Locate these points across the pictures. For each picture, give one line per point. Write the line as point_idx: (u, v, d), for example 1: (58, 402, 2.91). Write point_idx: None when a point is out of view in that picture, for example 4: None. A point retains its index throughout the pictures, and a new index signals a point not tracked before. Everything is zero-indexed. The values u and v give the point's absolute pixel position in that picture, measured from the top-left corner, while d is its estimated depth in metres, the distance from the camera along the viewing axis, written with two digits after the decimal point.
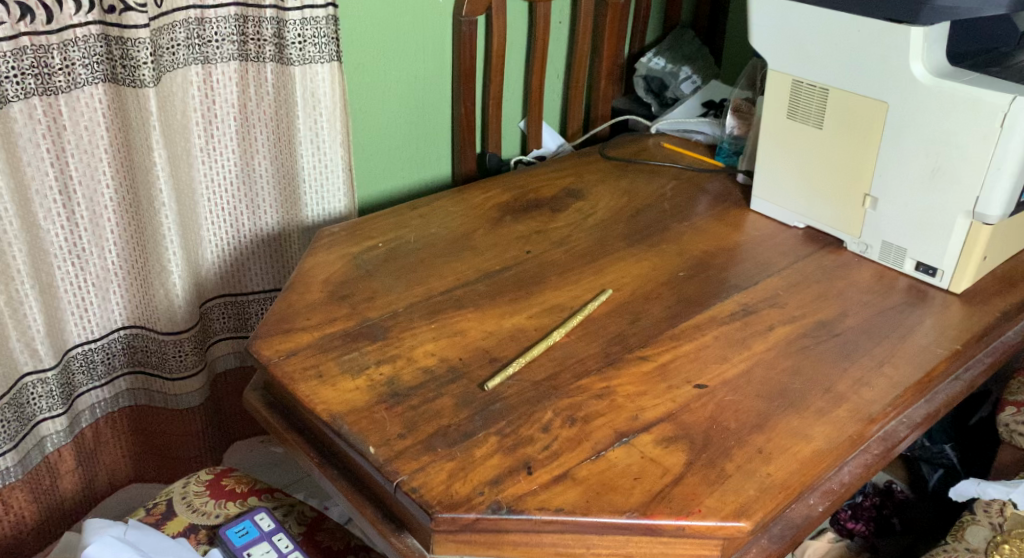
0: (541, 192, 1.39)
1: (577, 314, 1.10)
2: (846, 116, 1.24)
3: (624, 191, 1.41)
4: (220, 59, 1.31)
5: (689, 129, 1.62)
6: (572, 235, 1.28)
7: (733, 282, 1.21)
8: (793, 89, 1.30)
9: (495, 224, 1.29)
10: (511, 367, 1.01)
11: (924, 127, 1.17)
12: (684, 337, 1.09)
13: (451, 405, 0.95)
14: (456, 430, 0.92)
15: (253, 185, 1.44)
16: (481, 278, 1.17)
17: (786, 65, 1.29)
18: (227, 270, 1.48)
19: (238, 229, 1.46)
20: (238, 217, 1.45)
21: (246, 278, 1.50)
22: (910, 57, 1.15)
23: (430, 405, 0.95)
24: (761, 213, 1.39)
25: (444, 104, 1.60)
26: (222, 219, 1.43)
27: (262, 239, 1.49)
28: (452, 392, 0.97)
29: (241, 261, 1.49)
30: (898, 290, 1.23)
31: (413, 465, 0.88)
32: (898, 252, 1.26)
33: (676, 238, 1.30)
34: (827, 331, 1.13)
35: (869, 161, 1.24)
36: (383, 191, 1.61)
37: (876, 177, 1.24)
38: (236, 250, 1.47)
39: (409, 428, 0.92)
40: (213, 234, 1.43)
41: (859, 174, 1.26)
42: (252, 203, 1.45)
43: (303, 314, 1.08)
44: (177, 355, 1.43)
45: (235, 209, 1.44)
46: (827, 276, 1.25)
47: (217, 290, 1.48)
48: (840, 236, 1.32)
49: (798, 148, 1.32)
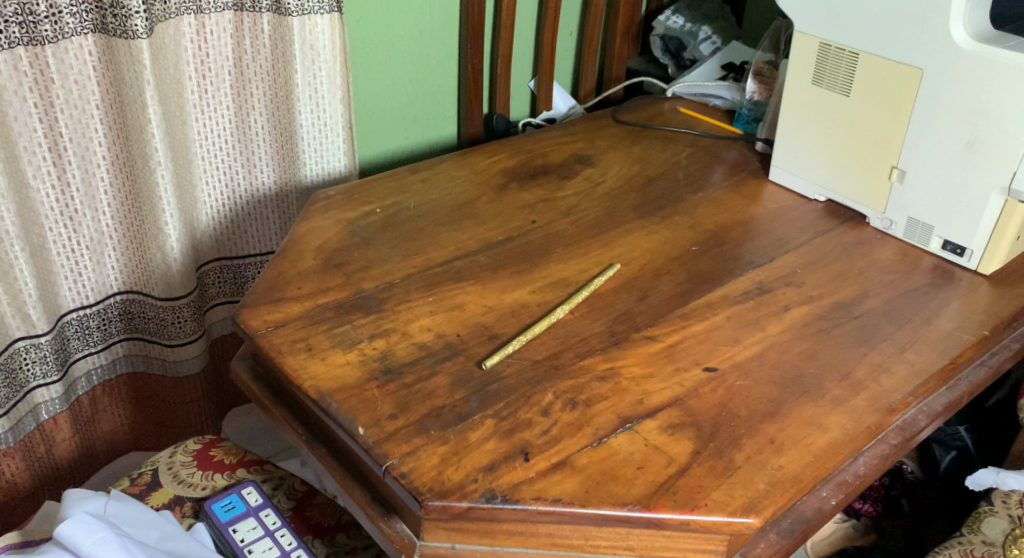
0: (549, 157, 1.33)
1: (582, 290, 1.05)
2: (876, 82, 1.17)
3: (636, 158, 1.35)
4: (213, 8, 1.25)
5: (708, 93, 1.55)
6: (579, 205, 1.22)
7: (748, 258, 1.16)
8: (820, 54, 1.23)
9: (500, 191, 1.23)
10: (512, 345, 0.96)
11: (960, 96, 1.10)
12: (694, 316, 1.04)
13: (446, 384, 0.91)
14: (450, 412, 0.87)
15: (249, 143, 1.38)
16: (483, 248, 1.11)
17: (814, 27, 1.22)
18: (223, 232, 1.43)
19: (232, 189, 1.40)
20: (233, 177, 1.39)
21: (242, 240, 1.45)
22: (950, 20, 1.08)
23: (424, 384, 0.90)
24: (779, 184, 1.33)
25: (452, 61, 1.53)
26: (217, 178, 1.38)
27: (259, 198, 1.43)
28: (448, 371, 0.93)
29: (237, 223, 1.43)
30: (922, 270, 1.17)
31: (405, 448, 0.83)
32: (924, 230, 1.19)
33: (689, 209, 1.24)
34: (846, 313, 1.08)
35: (899, 132, 1.17)
36: (386, 151, 1.55)
37: (905, 148, 1.17)
38: (230, 210, 1.42)
39: (402, 408, 0.87)
40: (208, 194, 1.38)
41: (887, 145, 1.19)
42: (248, 162, 1.39)
43: (294, 282, 1.03)
44: (175, 322, 1.38)
45: (230, 168, 1.38)
46: (847, 253, 1.19)
47: (212, 253, 1.43)
48: (863, 210, 1.25)
49: (823, 116, 1.25)
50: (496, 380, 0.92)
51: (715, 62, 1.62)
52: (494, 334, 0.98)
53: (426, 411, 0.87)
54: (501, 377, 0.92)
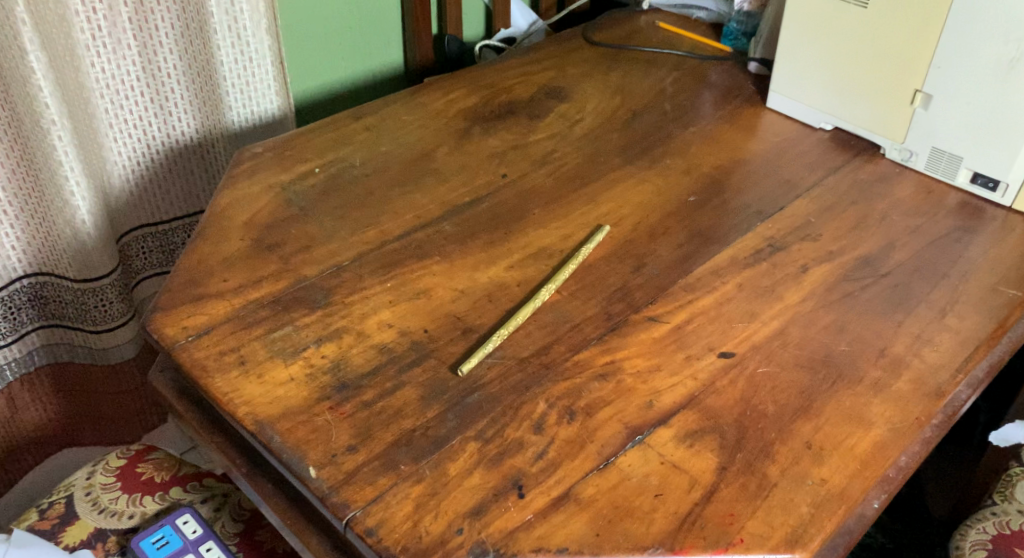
0: (515, 92, 1.14)
1: (570, 263, 0.89)
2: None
3: (615, 87, 1.16)
4: None
5: (689, 4, 1.35)
6: (555, 153, 1.04)
7: (754, 208, 0.99)
8: None
9: (461, 139, 1.05)
10: (492, 343, 0.80)
11: (1004, 5, 0.93)
12: (700, 287, 0.88)
13: (415, 399, 0.75)
14: (422, 437, 0.71)
15: (161, 85, 1.16)
16: (448, 215, 0.94)
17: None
18: (140, 193, 1.22)
19: (147, 143, 1.19)
20: (147, 128, 1.18)
21: (164, 202, 1.24)
22: None
23: (388, 400, 0.74)
24: (778, 111, 1.15)
25: None
26: (129, 133, 1.17)
27: (180, 151, 1.23)
28: (416, 381, 0.76)
29: (156, 182, 1.23)
30: (949, 209, 1.01)
31: (370, 490, 0.67)
32: (951, 161, 1.03)
33: (681, 150, 1.07)
34: (872, 271, 0.92)
35: (927, 50, 1.00)
36: (322, 85, 1.34)
37: (933, 69, 1.01)
38: (146, 168, 1.21)
39: (361, 436, 0.71)
40: (119, 152, 1.17)
41: (911, 65, 1.02)
42: (162, 110, 1.18)
43: (220, 273, 0.84)
44: (99, 305, 1.19)
45: (143, 119, 1.17)
46: (865, 193, 1.02)
47: (131, 220, 1.23)
48: (878, 140, 1.08)
49: (836, 31, 1.07)
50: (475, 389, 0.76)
51: None
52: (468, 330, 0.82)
53: (393, 438, 0.71)
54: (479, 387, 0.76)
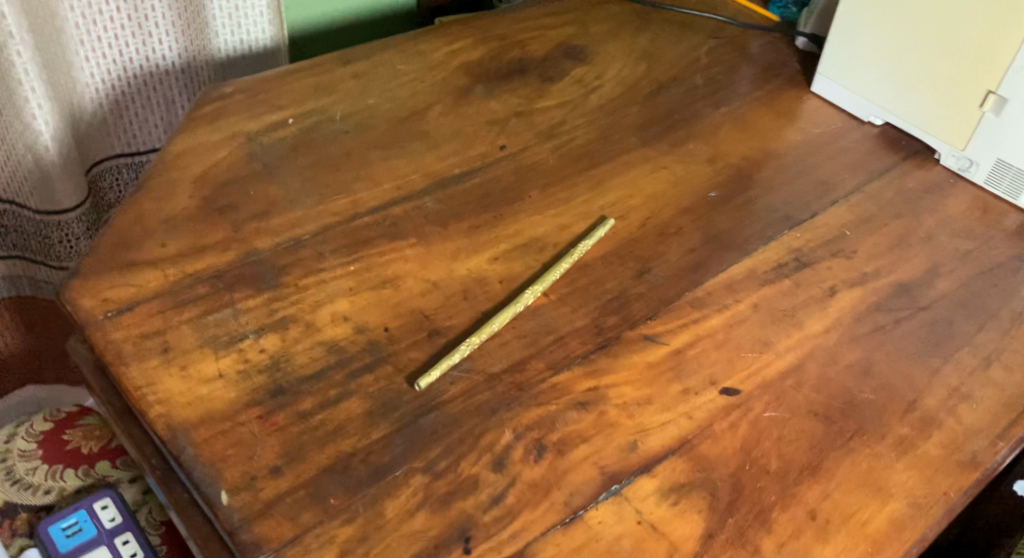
0: (529, 47, 1.01)
1: (562, 262, 0.78)
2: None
3: (643, 52, 1.03)
4: None
5: None
6: (564, 126, 0.92)
7: (782, 212, 0.86)
8: None
9: (460, 99, 0.93)
10: (460, 352, 0.69)
11: None
12: (708, 303, 0.76)
13: (355, 416, 0.64)
14: (359, 466, 0.62)
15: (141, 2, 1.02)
16: (432, 188, 0.83)
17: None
18: (114, 120, 1.09)
19: (124, 66, 1.05)
20: (124, 49, 1.04)
21: (140, 130, 1.11)
22: None
23: (328, 415, 0.64)
24: (823, 97, 1.01)
25: None
26: (105, 54, 1.03)
27: (163, 77, 1.09)
28: (366, 390, 0.66)
29: (133, 109, 1.09)
30: (1006, 232, 0.86)
31: (286, 527, 0.58)
32: (1015, 179, 0.88)
33: (708, 133, 0.94)
34: (910, 302, 0.78)
35: (1008, 48, 0.85)
36: (324, 15, 1.21)
37: (1013, 70, 0.85)
38: (122, 92, 1.07)
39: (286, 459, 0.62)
40: (88, 71, 1.03)
41: (986, 61, 0.87)
42: (143, 30, 1.04)
43: (160, 237, 0.74)
44: (65, 239, 1.10)
45: (119, 38, 1.02)
46: (911, 205, 0.89)
47: (101, 147, 1.11)
48: (934, 143, 0.94)
49: (905, 12, 0.92)
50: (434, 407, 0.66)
51: None
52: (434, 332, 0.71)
53: (324, 465, 0.61)
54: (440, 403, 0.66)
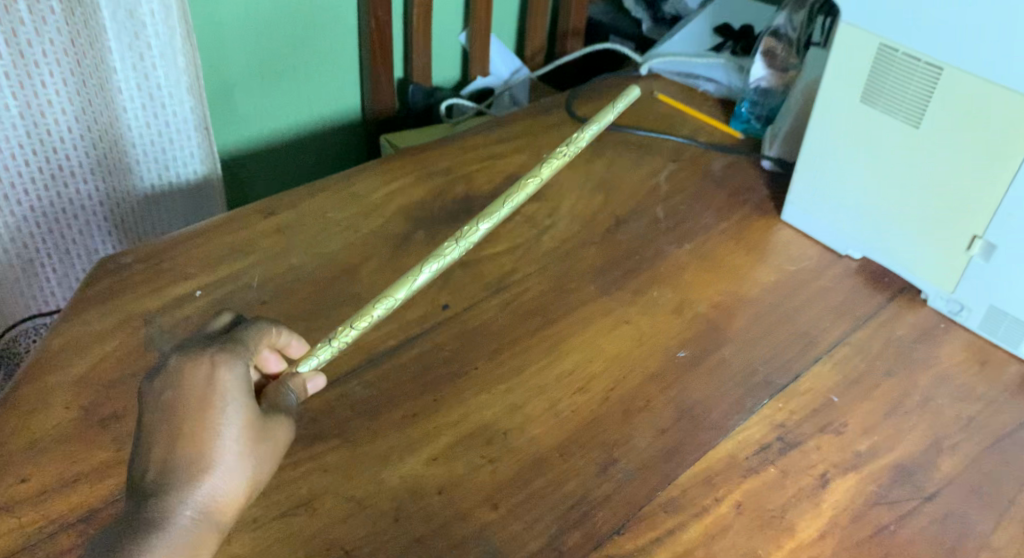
0: (476, 180, 0.91)
1: (445, 254, 0.69)
2: (964, 113, 0.72)
3: (600, 179, 0.93)
4: None
5: (694, 73, 1.07)
6: (515, 274, 0.82)
7: (762, 375, 0.76)
8: (877, 60, 0.77)
9: (397, 251, 0.83)
10: (313, 364, 0.66)
11: None
12: (685, 508, 0.67)
13: (227, 376, 0.58)
14: (243, 448, 0.57)
15: (52, 154, 0.90)
16: (362, 370, 0.74)
17: (873, 14, 0.75)
18: (22, 275, 0.94)
19: (37, 213, 0.92)
20: (37, 196, 0.91)
21: (53, 283, 0.97)
22: None
23: (192, 375, 0.58)
24: (794, 226, 0.90)
25: (347, 13, 1.09)
26: (11, 208, 0.90)
27: (74, 226, 0.96)
28: (241, 344, 0.61)
29: (41, 264, 0.95)
30: (1009, 390, 0.76)
31: (184, 531, 0.54)
32: (1013, 327, 0.77)
33: (675, 273, 0.84)
34: (914, 489, 0.69)
35: (993, 190, 0.73)
36: (255, 136, 1.11)
37: (1001, 213, 0.73)
38: (34, 244, 0.94)
39: (163, 450, 0.55)
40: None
41: (962, 208, 0.75)
42: (60, 173, 0.92)
43: (23, 470, 0.65)
44: None
45: (30, 182, 0.90)
46: (903, 361, 0.78)
47: (14, 311, 0.95)
48: (918, 283, 0.82)
49: (871, 149, 0.80)
50: (301, 382, 0.64)
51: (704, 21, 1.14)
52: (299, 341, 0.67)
53: (211, 446, 0.56)
54: (305, 387, 0.65)
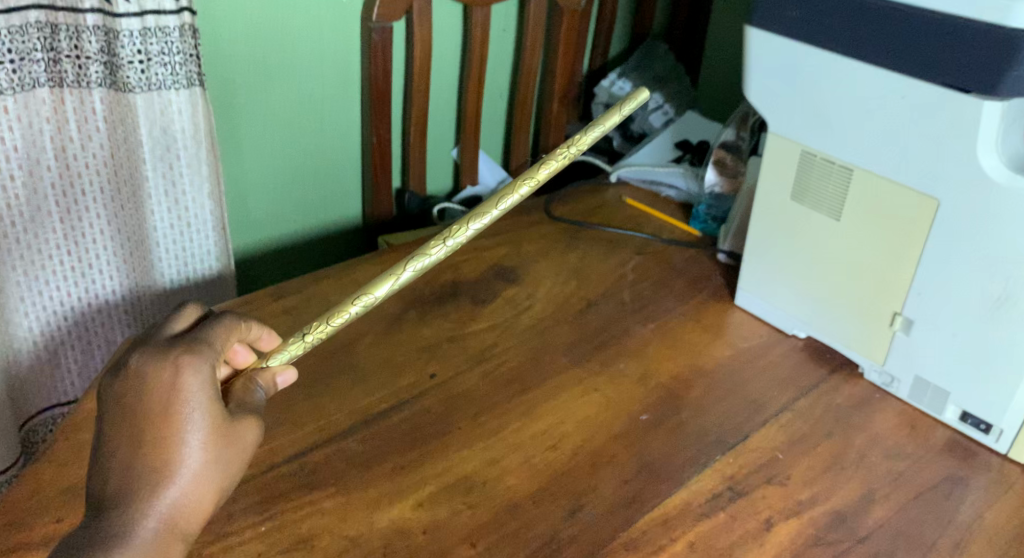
0: (463, 269, 1.03)
1: (425, 257, 0.72)
2: (874, 206, 0.84)
3: (573, 269, 1.04)
4: (15, 87, 0.89)
5: (659, 181, 1.21)
6: (495, 348, 0.92)
7: (716, 435, 0.85)
8: (801, 164, 0.89)
9: (391, 327, 0.94)
10: (282, 359, 0.73)
11: (982, 243, 0.77)
12: (644, 546, 0.75)
13: (191, 381, 0.63)
14: (206, 453, 0.62)
15: (85, 253, 1.01)
16: (357, 427, 0.83)
17: (791, 128, 0.88)
18: (46, 366, 1.04)
19: (66, 309, 1.02)
20: (67, 293, 1.02)
21: (73, 374, 1.06)
22: (979, 149, 0.75)
23: (157, 379, 0.63)
24: (747, 310, 1.00)
25: (351, 130, 1.23)
26: (45, 303, 1.01)
27: (99, 321, 1.06)
28: (209, 348, 0.66)
29: (66, 354, 1.05)
30: (937, 449, 0.85)
31: (151, 533, 0.59)
32: (936, 394, 0.86)
33: (639, 348, 0.94)
34: (849, 532, 0.77)
35: (905, 272, 0.84)
36: (266, 238, 1.23)
37: (913, 293, 0.84)
38: (63, 337, 1.03)
39: (130, 453, 0.60)
40: (27, 315, 1.00)
41: (884, 289, 0.86)
42: (89, 271, 1.02)
43: (56, 512, 0.73)
44: None
45: (62, 279, 1.01)
46: (841, 424, 0.87)
47: (35, 400, 1.05)
48: (855, 358, 0.92)
49: (803, 240, 0.91)
50: (270, 378, 0.71)
51: (666, 137, 1.30)
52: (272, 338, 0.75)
53: (177, 452, 0.61)
54: (274, 383, 0.72)
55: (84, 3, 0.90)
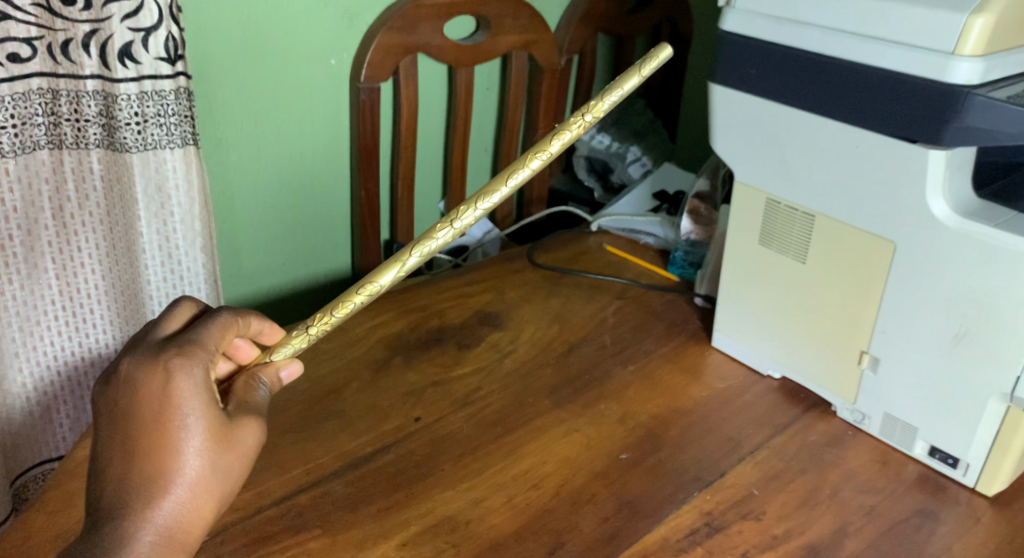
0: (447, 316, 1.06)
1: (429, 242, 0.73)
2: (838, 250, 0.88)
3: (555, 314, 1.08)
4: (16, 150, 0.93)
5: (637, 229, 1.26)
6: (479, 391, 0.95)
7: (693, 472, 0.88)
8: (767, 212, 0.93)
9: (377, 372, 0.97)
10: (286, 353, 0.75)
11: (939, 281, 0.81)
12: None
13: (184, 386, 0.66)
14: (204, 459, 0.66)
15: (80, 308, 1.04)
16: (344, 470, 0.85)
17: (758, 178, 0.93)
18: (39, 421, 1.06)
19: (60, 362, 1.05)
20: (61, 346, 1.04)
21: (65, 428, 1.08)
22: (928, 190, 0.79)
23: (148, 387, 0.66)
24: (723, 352, 1.03)
25: (341, 185, 1.27)
26: (39, 357, 1.03)
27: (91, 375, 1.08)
28: (199, 346, 0.69)
29: (58, 408, 1.07)
30: (908, 483, 0.87)
31: (155, 538, 0.63)
32: (905, 431, 0.89)
33: (618, 390, 0.97)
34: None
35: (869, 312, 0.87)
36: (257, 290, 1.26)
37: (878, 332, 0.87)
38: (55, 391, 1.06)
39: (130, 462, 0.64)
40: (21, 370, 1.02)
41: (851, 328, 0.89)
42: (83, 324, 1.04)
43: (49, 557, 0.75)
44: None
45: (57, 333, 1.03)
46: (815, 461, 0.90)
47: (26, 456, 1.06)
48: (828, 397, 0.95)
49: (772, 283, 0.95)
50: (273, 373, 0.75)
51: (644, 188, 1.35)
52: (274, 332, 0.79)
53: (176, 460, 0.65)
54: (278, 378, 0.75)
55: (85, 69, 0.95)
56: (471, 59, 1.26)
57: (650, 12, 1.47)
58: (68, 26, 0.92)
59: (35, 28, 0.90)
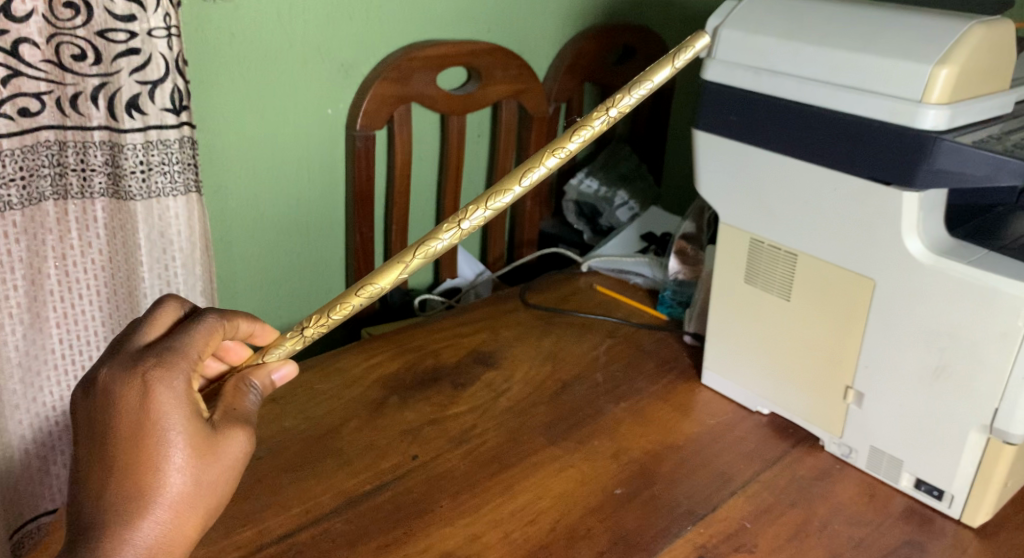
0: (442, 356, 1.09)
1: (434, 243, 0.75)
2: (820, 286, 0.91)
3: (547, 354, 1.10)
4: (24, 201, 0.96)
5: (626, 270, 1.30)
6: (475, 429, 0.97)
7: (686, 506, 0.90)
8: (751, 252, 0.97)
9: (374, 412, 0.99)
10: (279, 354, 0.78)
11: (920, 316, 0.84)
12: None
13: (164, 397, 0.68)
14: (186, 474, 0.68)
15: (78, 354, 1.06)
16: (342, 508, 0.87)
17: (742, 220, 0.96)
18: (36, 474, 1.07)
19: (57, 412, 1.06)
20: (60, 395, 1.06)
21: (59, 480, 1.09)
22: (903, 230, 0.83)
23: (127, 405, 0.67)
24: (713, 388, 1.06)
25: (336, 227, 1.30)
26: (36, 407, 1.05)
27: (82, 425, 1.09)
28: (177, 349, 0.70)
29: (53, 461, 1.08)
30: (895, 516, 0.90)
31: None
32: (891, 463, 0.92)
33: (611, 426, 0.99)
34: None
35: (852, 347, 0.91)
36: None
37: (861, 367, 0.90)
38: (52, 441, 1.07)
39: (113, 481, 0.66)
40: (20, 422, 1.04)
41: (835, 363, 0.92)
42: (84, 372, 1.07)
43: None
44: None
45: (57, 382, 1.05)
46: (804, 495, 0.92)
47: (21, 512, 1.07)
48: (815, 432, 0.97)
49: (759, 320, 0.98)
50: (266, 376, 0.77)
51: (632, 231, 1.38)
52: (266, 332, 0.80)
53: (159, 478, 0.67)
54: (270, 381, 0.77)
55: (92, 121, 0.98)
56: (463, 108, 1.30)
57: (635, 62, 1.52)
58: (78, 80, 0.95)
59: (45, 83, 0.93)
